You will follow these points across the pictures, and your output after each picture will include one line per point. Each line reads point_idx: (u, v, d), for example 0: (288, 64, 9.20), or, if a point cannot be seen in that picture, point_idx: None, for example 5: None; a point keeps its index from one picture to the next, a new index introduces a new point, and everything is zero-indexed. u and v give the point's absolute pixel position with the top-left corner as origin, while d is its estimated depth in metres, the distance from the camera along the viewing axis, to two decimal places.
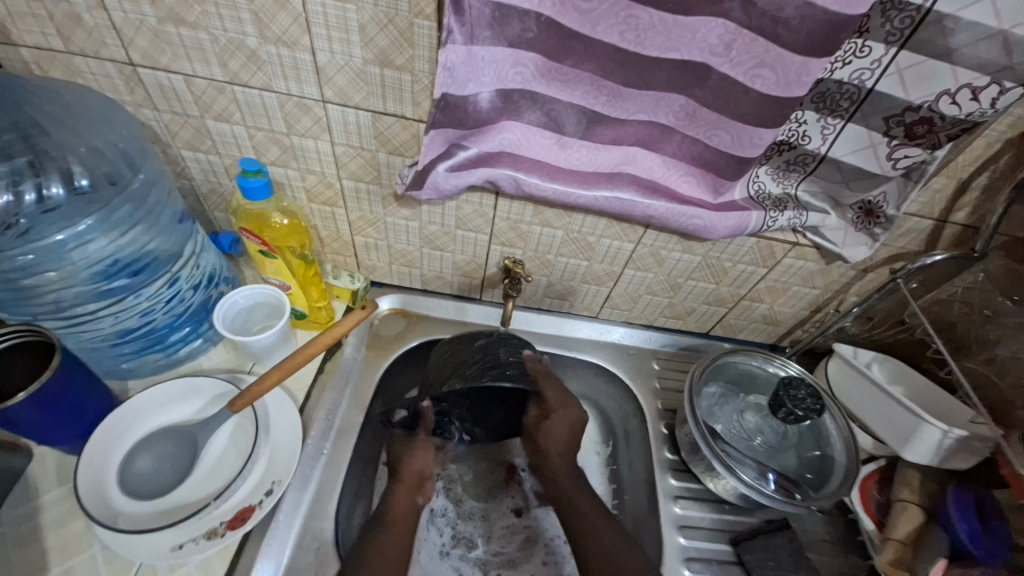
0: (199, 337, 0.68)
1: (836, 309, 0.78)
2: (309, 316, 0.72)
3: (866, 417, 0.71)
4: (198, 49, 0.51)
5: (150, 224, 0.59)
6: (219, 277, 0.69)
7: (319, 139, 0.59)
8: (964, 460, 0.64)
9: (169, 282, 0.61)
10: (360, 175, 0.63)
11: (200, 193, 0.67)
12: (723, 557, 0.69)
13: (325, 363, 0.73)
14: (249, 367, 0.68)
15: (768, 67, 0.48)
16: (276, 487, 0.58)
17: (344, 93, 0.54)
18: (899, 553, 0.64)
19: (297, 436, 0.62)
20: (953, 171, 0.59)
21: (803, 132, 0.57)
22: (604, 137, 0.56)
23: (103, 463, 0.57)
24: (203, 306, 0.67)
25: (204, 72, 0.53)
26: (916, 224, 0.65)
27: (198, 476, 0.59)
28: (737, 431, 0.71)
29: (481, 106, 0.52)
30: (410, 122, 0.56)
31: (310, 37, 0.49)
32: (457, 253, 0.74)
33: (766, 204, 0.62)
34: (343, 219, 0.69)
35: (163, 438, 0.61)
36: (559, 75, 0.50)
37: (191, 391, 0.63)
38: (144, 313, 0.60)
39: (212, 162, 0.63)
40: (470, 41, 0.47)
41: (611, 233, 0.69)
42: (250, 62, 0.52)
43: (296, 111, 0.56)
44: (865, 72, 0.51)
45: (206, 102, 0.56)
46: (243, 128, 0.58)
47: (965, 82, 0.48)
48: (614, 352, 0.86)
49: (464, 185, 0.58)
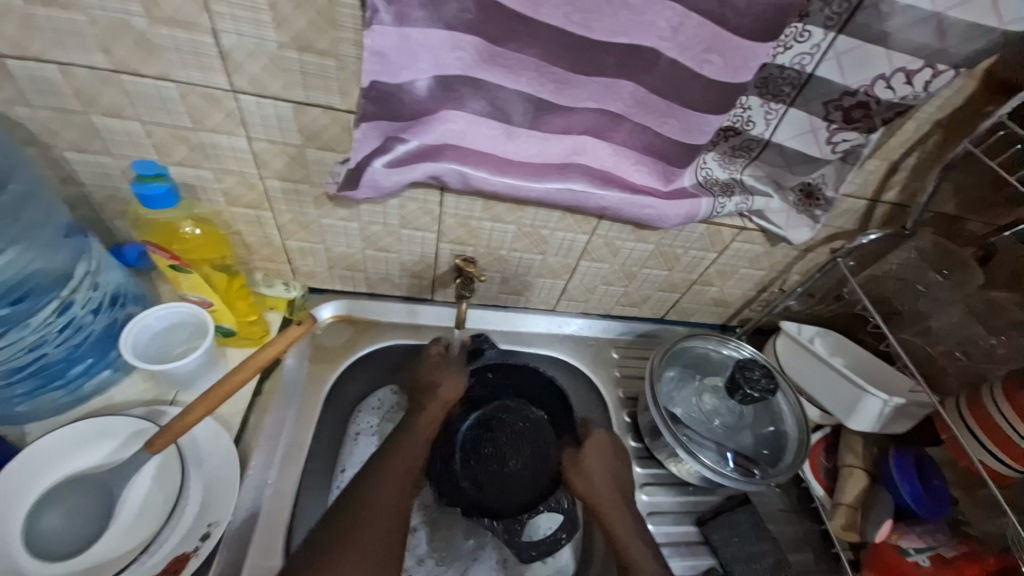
0: (108, 367, 0.59)
1: (780, 288, 0.81)
2: (239, 333, 0.64)
3: (813, 390, 0.74)
4: (70, 32, 0.43)
5: (29, 243, 0.49)
6: (126, 297, 0.60)
7: (234, 135, 0.51)
8: (901, 424, 0.69)
9: (61, 308, 0.52)
10: (287, 175, 0.56)
11: (94, 201, 0.58)
12: (688, 539, 0.71)
13: (264, 383, 0.65)
14: (173, 397, 0.60)
15: (716, 52, 0.46)
16: (213, 529, 0.52)
17: (258, 82, 0.47)
18: (850, 517, 0.68)
19: (233, 470, 0.55)
20: (885, 154, 0.61)
21: (748, 118, 0.56)
22: (553, 126, 0.53)
23: (4, 528, 0.48)
24: (108, 331, 0.58)
25: (82, 60, 0.45)
26: (852, 205, 0.67)
27: (121, 525, 0.52)
28: (696, 415, 0.72)
29: (419, 95, 0.48)
30: (339, 114, 0.50)
31: (211, 16, 0.42)
32: (404, 254, 0.69)
33: (714, 189, 0.61)
34: (272, 223, 0.62)
35: (74, 487, 0.52)
36: (503, 60, 0.46)
37: (103, 429, 0.55)
38: (33, 347, 0.51)
39: (104, 164, 0.54)
40: (402, 22, 0.42)
41: (564, 225, 0.66)
42: (139, 48, 0.44)
43: (203, 103, 0.49)
44: (806, 57, 0.51)
45: (89, 95, 0.47)
46: (140, 125, 0.50)
47: (899, 66, 0.49)
48: (572, 344, 0.85)
49: (406, 182, 0.53)
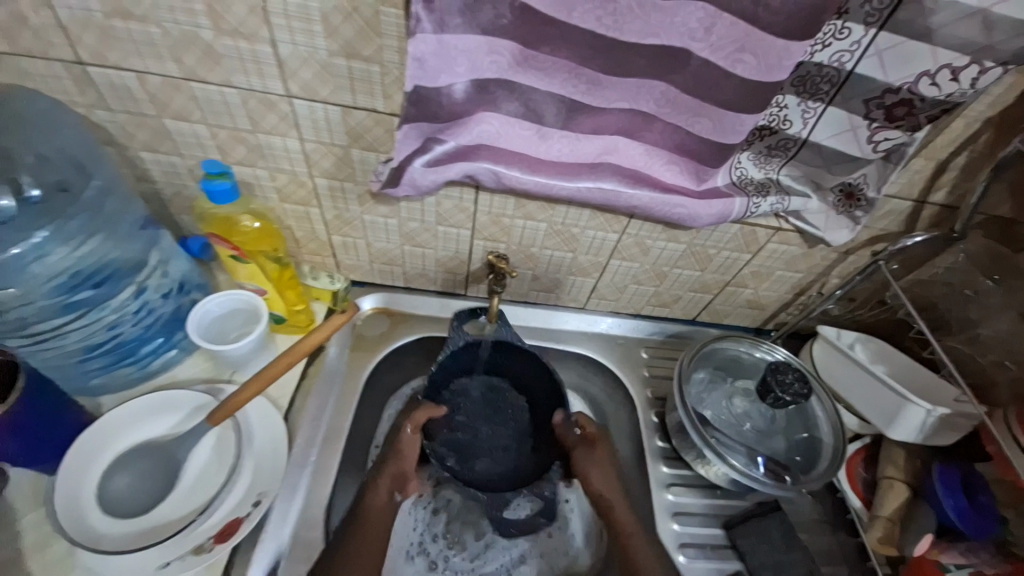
0: (173, 348, 0.65)
1: (819, 292, 0.79)
2: (288, 320, 0.70)
3: (851, 397, 0.72)
4: (148, 44, 0.48)
5: (110, 234, 0.56)
6: (191, 285, 0.66)
7: (287, 136, 0.56)
8: (945, 437, 0.66)
9: (136, 293, 0.58)
10: (333, 173, 0.60)
11: (164, 197, 0.64)
12: (715, 542, 0.70)
13: (308, 368, 0.69)
14: (229, 377, 0.66)
15: (749, 52, 0.46)
16: (263, 498, 0.57)
17: (310, 87, 0.51)
18: (887, 531, 0.66)
19: (282, 445, 0.60)
20: (932, 153, 0.59)
21: (784, 117, 0.56)
22: (585, 126, 0.55)
23: (78, 485, 0.54)
24: (175, 315, 0.64)
25: (158, 69, 0.50)
26: (896, 206, 0.65)
27: (182, 491, 0.57)
28: (726, 418, 0.71)
29: (457, 97, 0.50)
30: (382, 116, 0.53)
31: (270, 28, 0.46)
32: (439, 250, 0.72)
33: (749, 189, 0.61)
34: (319, 219, 0.66)
35: (141, 454, 0.58)
36: (536, 63, 0.48)
37: (167, 404, 0.61)
38: (111, 326, 0.58)
39: (173, 163, 0.60)
40: (442, 29, 0.45)
41: (595, 224, 0.68)
42: (207, 57, 0.49)
43: (261, 107, 0.53)
44: (845, 54, 0.50)
45: (163, 101, 0.53)
46: (205, 127, 0.55)
47: (945, 62, 0.48)
48: (601, 342, 0.86)
49: (443, 181, 0.56)
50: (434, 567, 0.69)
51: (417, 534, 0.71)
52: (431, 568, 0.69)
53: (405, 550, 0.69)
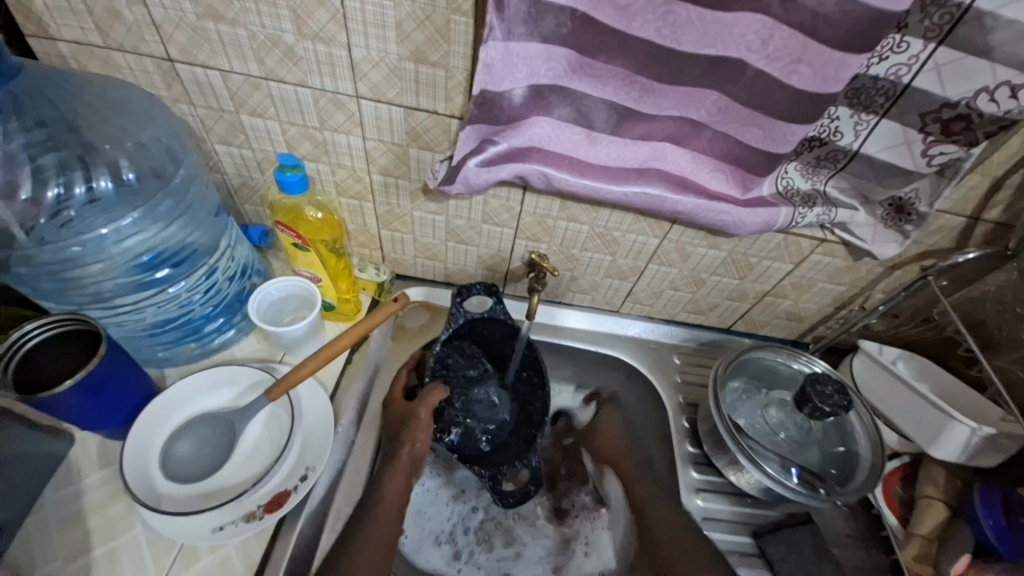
0: (232, 328, 0.69)
1: (861, 306, 0.78)
2: (338, 308, 0.73)
3: (892, 413, 0.71)
4: (234, 45, 0.52)
5: (189, 218, 0.60)
6: (252, 270, 0.70)
7: (351, 134, 0.59)
8: (990, 459, 0.64)
9: (207, 273, 0.63)
10: (389, 170, 0.63)
11: (231, 186, 0.69)
12: (743, 549, 0.70)
13: (353, 354, 0.73)
14: (281, 357, 0.70)
15: (805, 63, 0.47)
16: (310, 473, 0.60)
17: (377, 89, 0.54)
18: (924, 549, 0.65)
19: (329, 423, 0.64)
20: (988, 169, 0.58)
21: (836, 128, 0.56)
22: (634, 132, 0.56)
23: (147, 446, 0.59)
24: (237, 297, 0.68)
25: (241, 68, 0.54)
26: (948, 222, 0.64)
27: (235, 460, 0.61)
28: (760, 426, 0.71)
29: (514, 101, 0.53)
30: (442, 118, 0.56)
31: (347, 32, 0.50)
32: (482, 247, 0.75)
33: (794, 200, 0.61)
34: (371, 213, 0.70)
35: (200, 424, 0.63)
36: (592, 70, 0.50)
37: (225, 379, 0.65)
38: (183, 304, 0.62)
39: (244, 156, 0.64)
40: (507, 37, 0.47)
41: (637, 228, 0.69)
42: (286, 59, 0.53)
43: (330, 106, 0.57)
44: (902, 68, 0.50)
45: (241, 98, 0.57)
46: (277, 123, 0.59)
47: (1005, 79, 0.47)
48: (635, 346, 0.87)
49: (494, 180, 0.58)
50: (457, 557, 0.77)
51: (449, 522, 0.79)
52: (455, 556, 0.77)
53: (435, 535, 0.77)
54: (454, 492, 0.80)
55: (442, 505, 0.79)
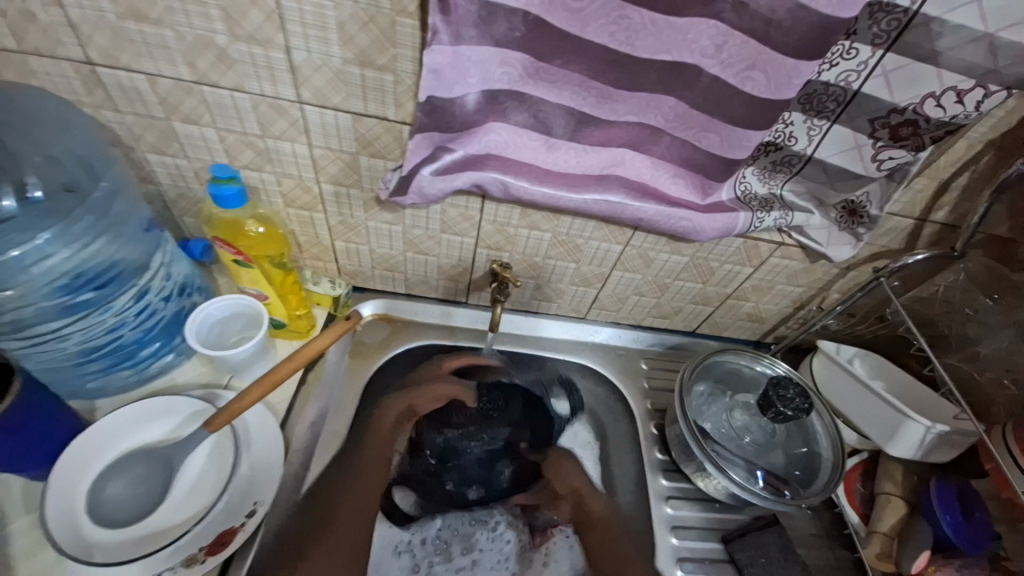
0: (171, 351, 0.64)
1: (818, 306, 0.79)
2: (288, 326, 0.69)
3: (851, 412, 0.72)
4: (161, 47, 0.48)
5: (115, 235, 0.55)
6: (192, 287, 0.65)
7: (296, 141, 0.56)
8: (946, 454, 0.66)
9: (137, 295, 0.58)
10: (340, 179, 0.60)
11: (167, 199, 0.63)
12: (714, 556, 0.70)
13: (307, 374, 0.69)
14: (226, 382, 0.65)
15: (759, 70, 0.47)
16: (259, 507, 0.56)
17: (321, 94, 0.51)
18: (885, 547, 0.66)
19: (279, 452, 0.60)
20: (934, 172, 0.60)
21: (790, 133, 0.56)
22: (593, 138, 0.55)
23: (73, 491, 0.53)
24: (175, 318, 0.63)
25: (169, 72, 0.50)
26: (898, 224, 0.66)
27: (175, 499, 0.56)
28: (726, 430, 0.71)
29: (467, 107, 0.50)
30: (392, 124, 0.53)
31: (284, 34, 0.46)
32: (442, 257, 0.72)
33: (752, 205, 0.61)
34: (323, 224, 0.66)
35: (134, 461, 0.57)
36: (548, 75, 0.49)
37: (163, 410, 0.60)
38: (112, 328, 0.57)
39: (179, 166, 0.59)
40: (457, 41, 0.45)
41: (599, 235, 0.68)
42: (220, 62, 0.49)
43: (271, 112, 0.53)
44: (852, 74, 0.51)
45: (172, 103, 0.52)
46: (214, 131, 0.55)
47: (950, 84, 0.48)
48: (602, 353, 0.86)
49: (450, 190, 0.56)
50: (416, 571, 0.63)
51: (409, 530, 0.65)
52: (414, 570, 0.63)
53: (393, 543, 0.64)
54: (416, 495, 0.68)
55: (404, 511, 0.66)
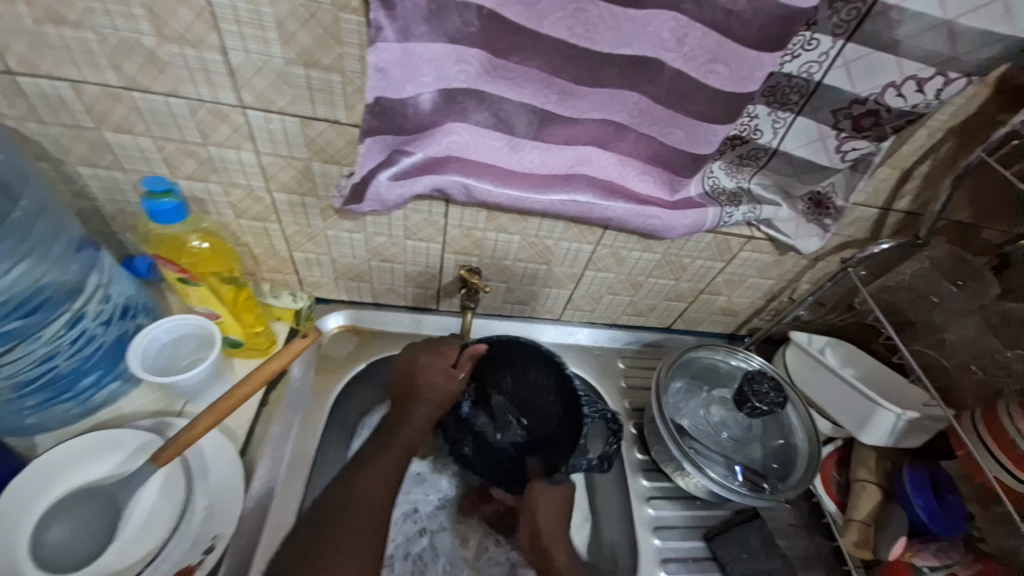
0: (116, 379, 0.59)
1: (790, 297, 0.79)
2: (246, 343, 0.65)
3: (824, 402, 0.72)
4: (84, 52, 0.44)
5: (41, 256, 0.50)
6: (136, 309, 0.60)
7: (242, 149, 0.52)
8: (916, 439, 0.67)
9: (71, 321, 0.53)
10: (292, 187, 0.56)
11: (105, 214, 0.59)
12: (697, 554, 0.69)
13: (269, 395, 0.66)
14: (180, 409, 0.61)
15: (721, 63, 0.46)
16: (218, 541, 0.52)
17: (264, 97, 0.48)
18: (862, 534, 0.67)
19: (239, 479, 0.56)
20: (897, 162, 0.60)
21: (755, 127, 0.56)
22: (558, 137, 0.53)
23: (9, 539, 0.48)
24: (117, 343, 0.59)
25: (95, 78, 0.46)
26: (863, 213, 0.66)
27: (125, 538, 0.53)
28: (704, 427, 0.70)
29: (423, 107, 0.48)
30: (344, 128, 0.50)
31: (219, 34, 0.43)
32: (409, 264, 0.69)
33: (721, 199, 0.60)
34: (279, 235, 0.62)
35: (78, 501, 0.53)
36: (507, 72, 0.47)
37: (107, 443, 0.55)
38: (45, 359, 0.52)
39: (115, 178, 0.55)
40: (405, 37, 0.42)
41: (569, 236, 0.66)
42: (150, 65, 0.45)
43: (211, 118, 0.49)
44: (813, 65, 0.50)
45: (100, 112, 0.48)
46: (149, 139, 0.51)
47: (910, 74, 0.48)
48: (579, 354, 0.85)
49: (410, 195, 0.53)
50: None
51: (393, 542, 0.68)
52: None
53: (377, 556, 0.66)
54: (406, 509, 0.70)
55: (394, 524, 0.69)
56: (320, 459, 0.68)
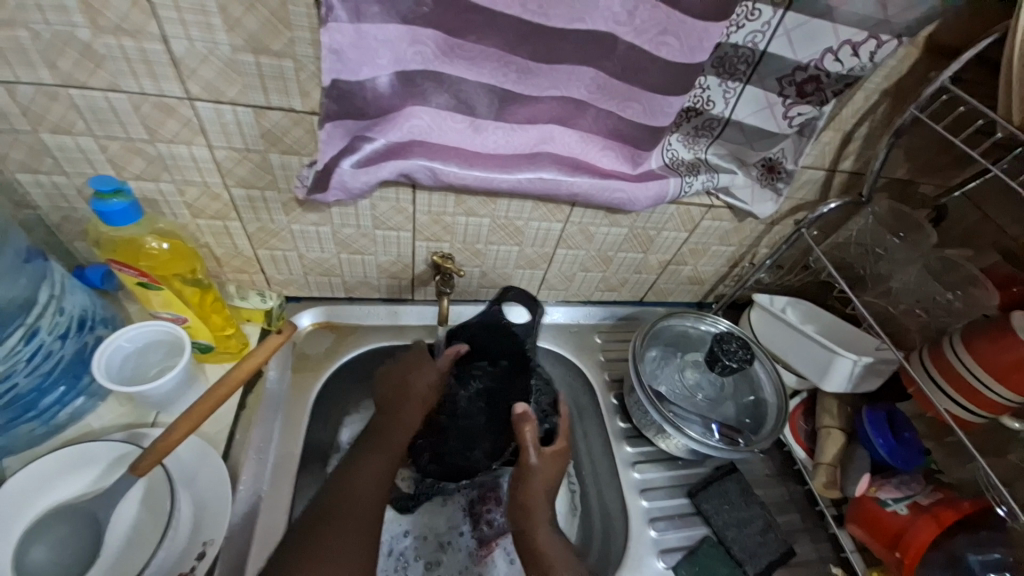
0: (81, 395, 0.57)
1: (751, 262, 0.83)
2: (217, 347, 0.63)
3: (789, 357, 0.76)
4: (13, 49, 0.41)
5: None
6: (94, 321, 0.58)
7: (193, 144, 0.50)
8: (872, 383, 0.71)
9: (25, 337, 0.51)
10: (251, 182, 0.55)
11: (50, 224, 0.56)
12: (681, 511, 0.72)
13: (247, 397, 0.64)
14: (153, 419, 0.59)
15: (671, 34, 0.47)
16: (209, 547, 0.51)
17: (213, 88, 0.46)
18: (830, 475, 0.71)
19: (225, 485, 0.55)
20: (839, 125, 0.64)
21: (708, 97, 0.58)
22: (519, 116, 0.53)
23: None
24: (79, 357, 0.56)
25: (27, 75, 0.43)
26: (812, 176, 0.70)
27: (111, 552, 0.51)
28: (679, 391, 0.73)
29: (381, 91, 0.47)
30: (301, 116, 0.49)
31: (158, 22, 0.41)
32: (380, 255, 0.68)
33: (680, 169, 0.62)
34: (240, 233, 0.61)
35: (56, 520, 0.51)
36: (463, 52, 0.47)
37: (80, 459, 0.53)
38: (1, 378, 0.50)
39: (58, 184, 0.52)
40: (357, 18, 0.42)
41: (538, 215, 0.67)
42: (85, 60, 0.42)
43: (157, 112, 0.47)
44: (758, 35, 0.52)
45: (36, 112, 0.45)
46: (92, 139, 0.48)
47: (846, 38, 0.51)
48: (556, 332, 0.86)
49: (376, 182, 0.53)
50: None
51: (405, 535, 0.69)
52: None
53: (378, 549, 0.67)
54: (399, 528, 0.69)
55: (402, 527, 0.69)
56: (308, 459, 0.68)
